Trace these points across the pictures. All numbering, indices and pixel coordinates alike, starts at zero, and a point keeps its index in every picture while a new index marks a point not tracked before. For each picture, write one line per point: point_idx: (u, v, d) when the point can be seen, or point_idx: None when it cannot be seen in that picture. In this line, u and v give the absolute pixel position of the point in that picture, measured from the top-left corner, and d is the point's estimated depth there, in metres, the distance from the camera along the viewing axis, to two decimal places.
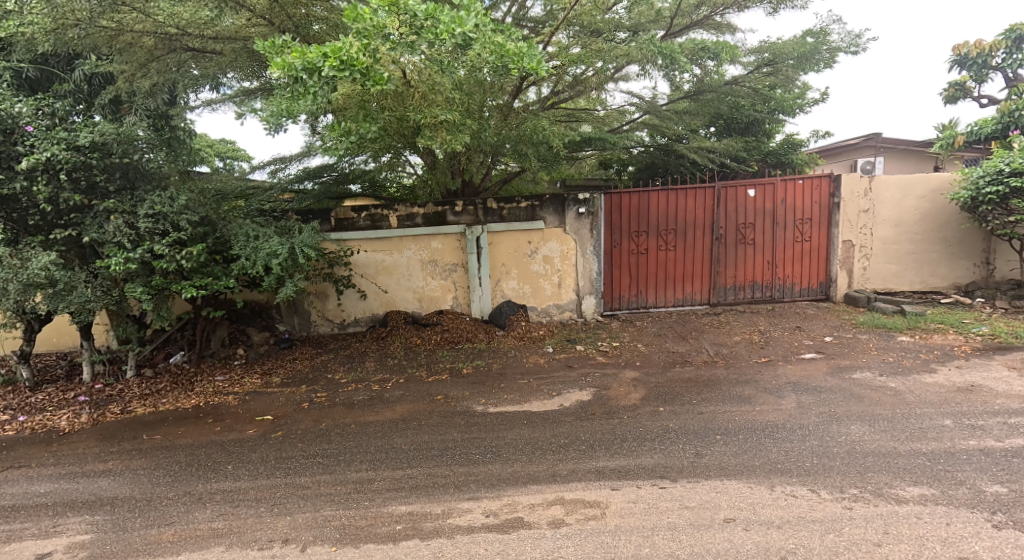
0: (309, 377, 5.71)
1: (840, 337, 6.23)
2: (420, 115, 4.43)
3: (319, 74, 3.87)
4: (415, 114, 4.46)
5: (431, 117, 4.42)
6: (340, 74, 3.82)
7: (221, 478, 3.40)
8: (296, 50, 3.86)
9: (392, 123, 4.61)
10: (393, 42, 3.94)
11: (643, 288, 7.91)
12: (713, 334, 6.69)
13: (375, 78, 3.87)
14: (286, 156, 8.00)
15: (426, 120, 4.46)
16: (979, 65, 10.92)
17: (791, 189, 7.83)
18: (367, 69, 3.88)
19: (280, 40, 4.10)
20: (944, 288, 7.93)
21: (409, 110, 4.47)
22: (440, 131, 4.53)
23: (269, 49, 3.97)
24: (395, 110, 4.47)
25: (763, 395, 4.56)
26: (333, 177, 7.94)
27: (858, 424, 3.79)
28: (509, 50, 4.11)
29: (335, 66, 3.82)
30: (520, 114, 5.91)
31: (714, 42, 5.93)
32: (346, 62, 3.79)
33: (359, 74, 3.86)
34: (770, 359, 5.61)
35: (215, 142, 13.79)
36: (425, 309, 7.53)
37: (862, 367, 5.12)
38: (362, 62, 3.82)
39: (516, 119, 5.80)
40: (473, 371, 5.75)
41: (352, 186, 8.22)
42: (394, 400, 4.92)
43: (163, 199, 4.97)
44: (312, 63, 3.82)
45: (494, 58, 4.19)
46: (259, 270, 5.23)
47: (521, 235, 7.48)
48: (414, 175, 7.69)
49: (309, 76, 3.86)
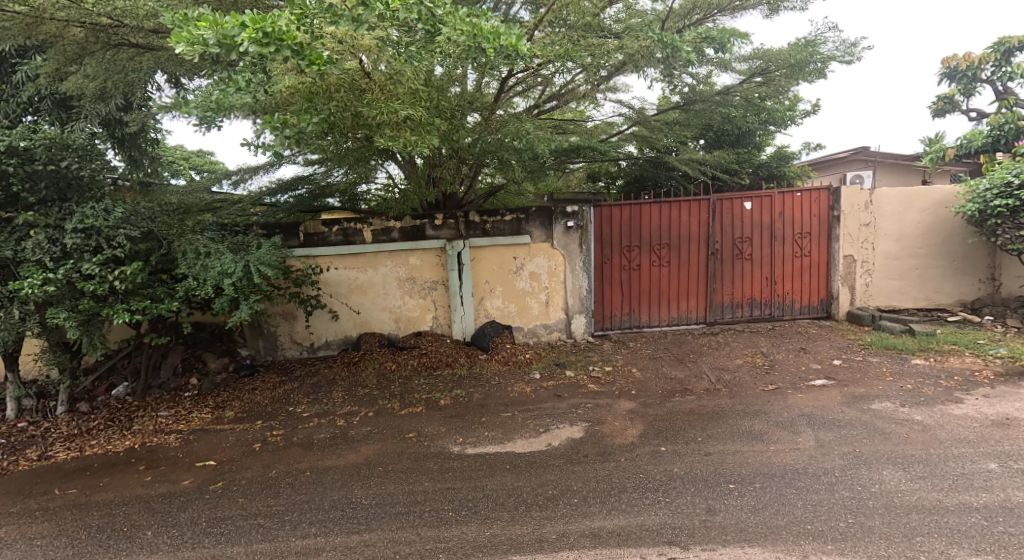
0: (268, 410, 5.12)
1: (849, 360, 5.77)
2: (381, 110, 3.89)
3: (236, 51, 3.32)
4: (370, 108, 3.90)
5: (392, 111, 3.86)
6: (263, 49, 3.25)
7: (135, 550, 2.87)
8: (205, 22, 3.31)
9: (346, 122, 4.07)
10: (335, 16, 3.49)
11: (636, 306, 7.42)
12: (713, 357, 6.20)
13: (311, 57, 3.37)
14: (252, 165, 7.50)
15: (378, 109, 3.91)
16: (968, 79, 10.74)
17: (789, 202, 7.43)
18: (301, 45, 3.38)
19: (192, 14, 3.53)
20: (949, 305, 7.54)
21: (365, 104, 3.93)
22: (402, 130, 3.98)
23: (178, 20, 3.36)
24: (347, 105, 3.96)
25: (776, 431, 4.04)
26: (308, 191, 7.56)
27: (891, 468, 3.29)
28: (483, 28, 3.66)
29: (256, 39, 3.25)
30: (501, 117, 5.43)
31: (720, 31, 5.28)
32: (270, 36, 3.25)
33: (290, 51, 3.33)
34: (778, 387, 5.10)
35: (191, 153, 13.32)
36: (402, 330, 6.98)
37: (880, 397, 4.62)
38: (292, 36, 3.29)
39: (497, 123, 5.29)
40: (451, 402, 5.17)
41: (330, 201, 7.81)
42: (358, 439, 4.33)
43: (97, 211, 4.41)
44: (229, 40, 3.28)
45: (465, 39, 3.68)
46: (209, 290, 4.67)
47: (505, 250, 6.95)
48: (392, 187, 7.23)
49: (224, 51, 3.29)
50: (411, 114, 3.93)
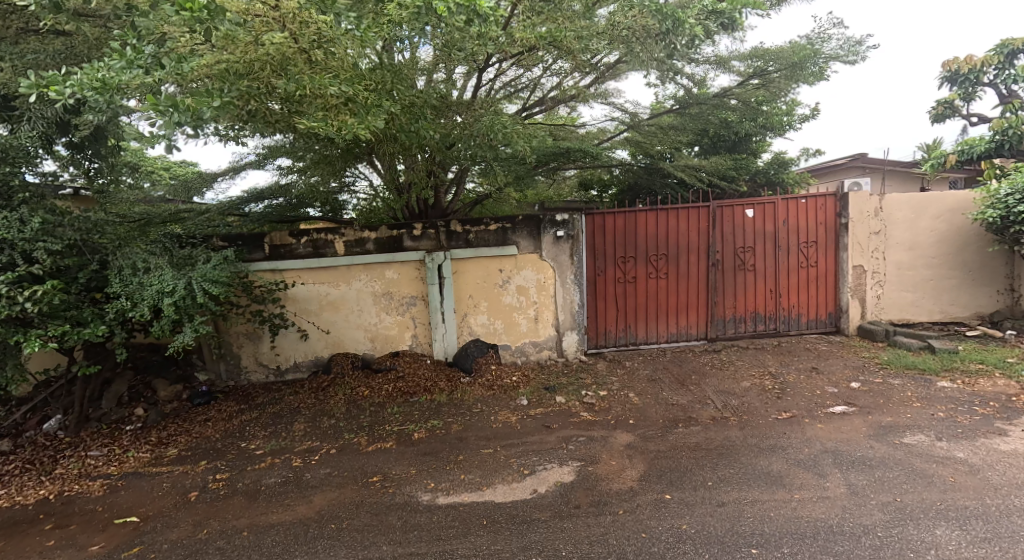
0: (217, 447, 4.54)
1: (868, 382, 5.22)
2: (308, 85, 3.42)
3: None
4: (290, 84, 3.39)
5: (323, 87, 3.40)
6: None
7: None
8: None
9: (259, 99, 3.54)
10: None
11: (631, 321, 6.87)
12: (717, 379, 5.64)
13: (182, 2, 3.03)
14: (229, 168, 6.99)
15: (311, 85, 3.42)
16: (970, 82, 10.30)
17: (794, 209, 6.93)
18: None
19: None
20: (966, 318, 7.03)
21: (285, 77, 3.39)
22: (336, 111, 3.61)
23: None
24: (260, 79, 3.43)
25: (798, 472, 3.47)
26: (284, 201, 7.06)
27: (945, 526, 2.77)
28: None
29: None
30: (480, 109, 4.94)
31: (729, 3, 4.78)
32: None
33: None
34: (793, 415, 4.54)
35: (171, 163, 12.84)
36: (378, 350, 6.39)
37: (912, 427, 4.07)
38: None
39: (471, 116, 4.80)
40: (426, 436, 4.59)
41: (309, 210, 7.29)
42: (312, 486, 3.75)
43: (11, 222, 3.88)
44: None
45: None
46: (145, 312, 4.11)
47: (490, 262, 6.37)
48: (371, 191, 6.69)
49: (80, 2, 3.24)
50: (355, 93, 3.60)
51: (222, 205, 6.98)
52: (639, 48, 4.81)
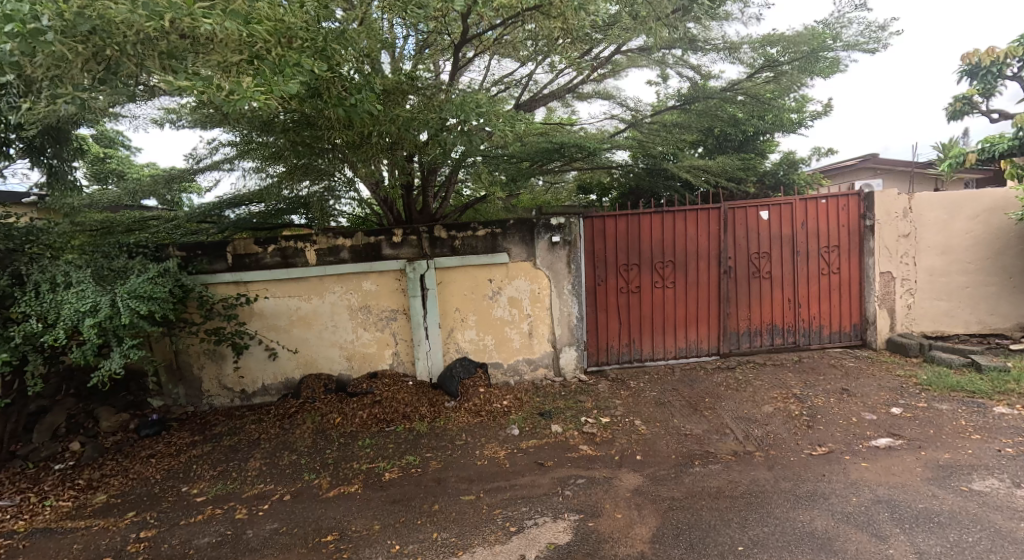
0: (153, 491, 3.89)
1: (910, 407, 4.54)
2: (174, 20, 2.89)
3: None
4: (173, 37, 3.06)
5: (196, 25, 2.89)
6: None
7: None
8: None
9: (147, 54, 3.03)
10: None
11: (636, 336, 6.20)
12: (736, 402, 4.96)
13: None
14: (196, 167, 6.36)
15: (180, 24, 2.96)
16: (992, 76, 9.24)
17: (813, 211, 6.27)
18: None
19: None
20: (1007, 330, 6.34)
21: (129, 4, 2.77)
22: (237, 69, 3.15)
23: None
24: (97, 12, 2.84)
25: (850, 533, 2.84)
26: (264, 208, 6.41)
27: None
28: None
29: None
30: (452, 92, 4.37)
31: None
32: None
33: None
34: (829, 450, 3.87)
35: (160, 169, 12.35)
36: (355, 371, 5.71)
37: (976, 468, 3.41)
38: None
39: (442, 99, 4.28)
40: (400, 477, 3.92)
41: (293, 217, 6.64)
42: (251, 549, 3.11)
43: None
44: None
45: None
46: (60, 335, 3.50)
47: (478, 271, 5.71)
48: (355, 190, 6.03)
49: None
50: (262, 48, 3.17)
51: (196, 212, 6.33)
52: (647, 11, 4.67)
